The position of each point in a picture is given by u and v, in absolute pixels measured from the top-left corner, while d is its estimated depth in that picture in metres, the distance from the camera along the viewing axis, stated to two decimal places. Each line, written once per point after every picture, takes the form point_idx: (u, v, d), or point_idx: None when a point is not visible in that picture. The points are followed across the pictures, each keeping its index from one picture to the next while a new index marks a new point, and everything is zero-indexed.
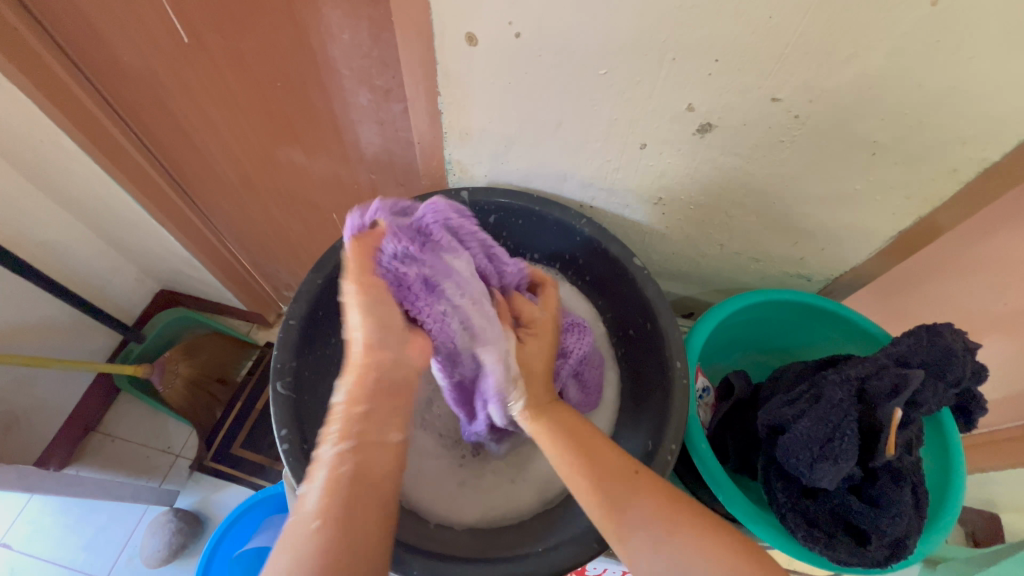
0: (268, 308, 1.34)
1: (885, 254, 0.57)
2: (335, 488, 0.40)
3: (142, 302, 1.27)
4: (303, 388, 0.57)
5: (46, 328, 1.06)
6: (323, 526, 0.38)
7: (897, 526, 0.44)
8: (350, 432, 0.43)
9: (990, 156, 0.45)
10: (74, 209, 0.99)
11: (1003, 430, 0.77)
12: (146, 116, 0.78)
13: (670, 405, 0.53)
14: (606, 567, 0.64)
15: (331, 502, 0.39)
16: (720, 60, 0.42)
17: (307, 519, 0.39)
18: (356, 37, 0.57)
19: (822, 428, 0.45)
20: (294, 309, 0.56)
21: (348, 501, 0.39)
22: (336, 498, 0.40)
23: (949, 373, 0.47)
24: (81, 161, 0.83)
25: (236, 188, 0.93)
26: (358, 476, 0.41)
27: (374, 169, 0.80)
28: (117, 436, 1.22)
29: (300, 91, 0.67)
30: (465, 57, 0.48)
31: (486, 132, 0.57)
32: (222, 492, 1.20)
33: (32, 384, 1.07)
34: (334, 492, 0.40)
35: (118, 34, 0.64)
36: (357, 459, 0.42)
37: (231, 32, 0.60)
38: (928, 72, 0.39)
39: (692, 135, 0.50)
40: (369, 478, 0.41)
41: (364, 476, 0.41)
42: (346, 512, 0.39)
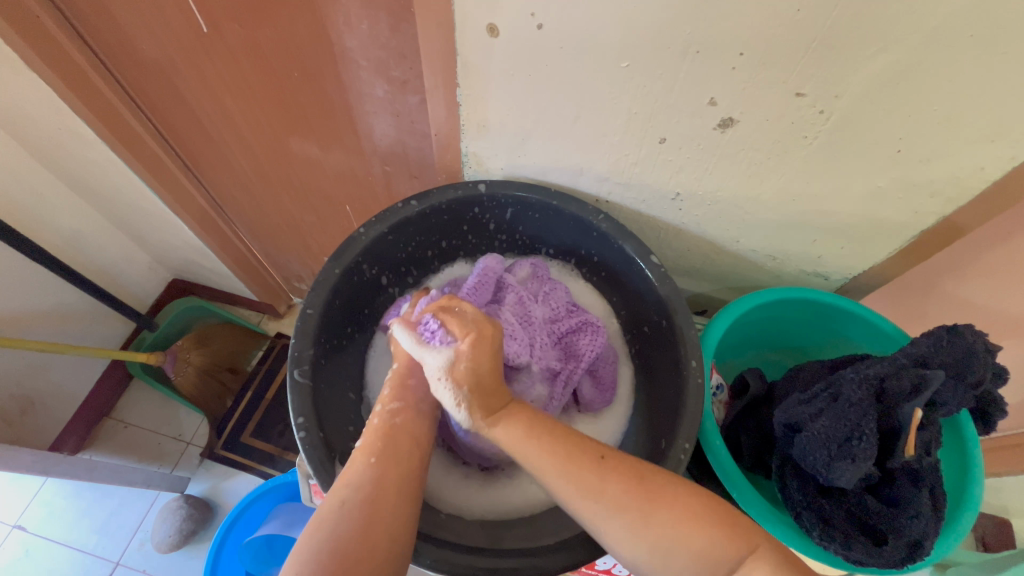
0: (278, 299, 1.35)
1: (905, 254, 0.57)
2: (380, 435, 0.48)
3: (154, 290, 1.29)
4: (319, 377, 0.57)
5: (62, 315, 1.08)
6: (378, 462, 0.45)
7: (915, 528, 0.44)
8: (397, 395, 0.53)
9: (1017, 156, 0.44)
10: (91, 197, 1.00)
11: (1018, 435, 0.76)
12: (164, 106, 0.79)
13: (686, 402, 0.53)
14: (616, 564, 0.62)
15: (379, 444, 0.47)
16: (744, 53, 0.42)
17: (361, 458, 0.46)
18: (375, 27, 0.56)
19: (840, 428, 0.45)
20: (312, 298, 0.56)
21: (391, 446, 0.47)
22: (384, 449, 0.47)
23: (971, 374, 0.46)
24: (98, 150, 0.84)
25: (250, 179, 0.94)
26: (401, 429, 0.49)
27: (388, 161, 0.80)
28: (129, 422, 1.24)
29: (317, 82, 0.67)
30: (484, 47, 0.48)
31: (503, 125, 0.57)
32: (232, 480, 1.21)
33: (48, 370, 1.08)
34: (383, 438, 0.48)
35: (137, 23, 0.64)
36: (401, 413, 0.51)
37: (250, 22, 0.61)
38: (958, 68, 0.39)
39: (712, 130, 0.49)
40: (411, 434, 0.49)
41: (405, 432, 0.49)
42: (394, 454, 0.47)
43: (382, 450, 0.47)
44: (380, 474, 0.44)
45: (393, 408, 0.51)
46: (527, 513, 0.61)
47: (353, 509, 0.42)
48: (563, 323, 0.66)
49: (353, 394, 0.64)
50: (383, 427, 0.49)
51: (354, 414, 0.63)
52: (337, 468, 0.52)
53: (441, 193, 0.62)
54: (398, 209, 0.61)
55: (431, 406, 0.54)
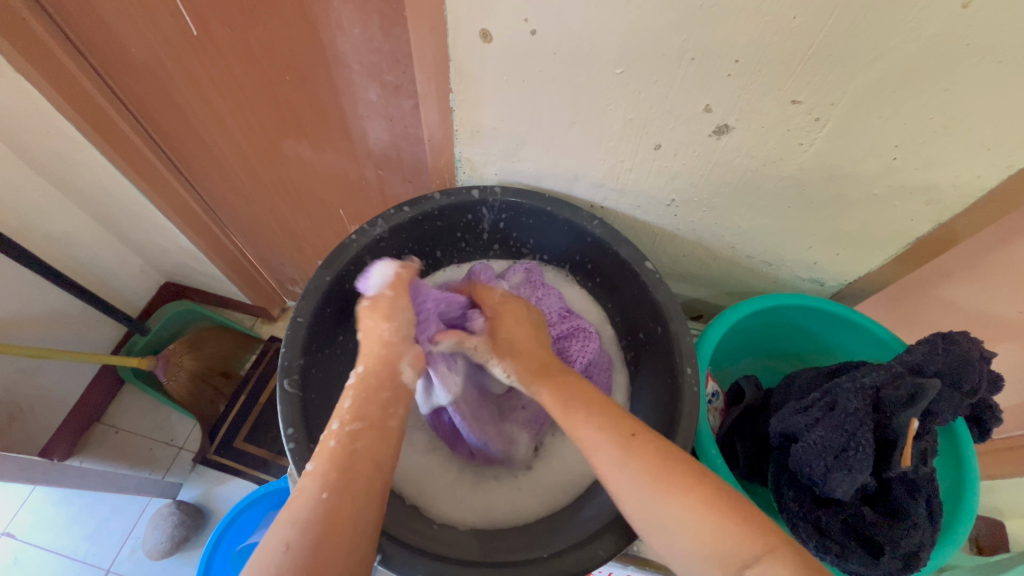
0: (271, 302, 1.33)
1: (902, 260, 0.56)
2: (336, 463, 0.42)
3: (146, 294, 1.27)
4: (310, 386, 0.56)
5: (51, 319, 1.06)
6: (330, 498, 0.40)
7: (912, 539, 0.44)
8: (360, 412, 0.46)
9: (1013, 163, 0.44)
10: (80, 200, 0.99)
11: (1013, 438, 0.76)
12: (154, 109, 0.78)
13: (681, 411, 0.52)
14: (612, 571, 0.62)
15: (333, 474, 0.41)
16: (740, 60, 0.41)
17: (311, 490, 0.40)
18: (367, 31, 0.56)
19: (837, 438, 0.44)
20: (302, 306, 0.55)
21: (346, 475, 0.41)
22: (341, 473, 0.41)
23: (964, 382, 0.46)
24: (87, 153, 0.83)
25: (242, 182, 0.93)
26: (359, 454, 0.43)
27: (382, 164, 0.80)
28: (120, 428, 1.23)
29: (309, 85, 0.67)
30: (478, 53, 0.47)
31: (498, 130, 0.56)
32: (225, 486, 1.20)
33: (37, 376, 1.07)
34: (338, 467, 0.42)
35: (126, 25, 0.63)
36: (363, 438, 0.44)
37: (240, 25, 0.60)
38: (955, 77, 0.38)
39: (708, 136, 0.49)
40: (371, 457, 0.43)
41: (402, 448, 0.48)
42: (346, 488, 0.41)
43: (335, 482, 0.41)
44: (336, 507, 0.39)
45: (351, 431, 0.44)
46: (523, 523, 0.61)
47: (299, 548, 0.37)
48: (555, 328, 0.66)
49: (344, 401, 0.64)
50: (339, 453, 0.43)
51: None
52: None
53: (433, 199, 0.61)
54: (390, 216, 0.60)
55: (399, 420, 0.48)
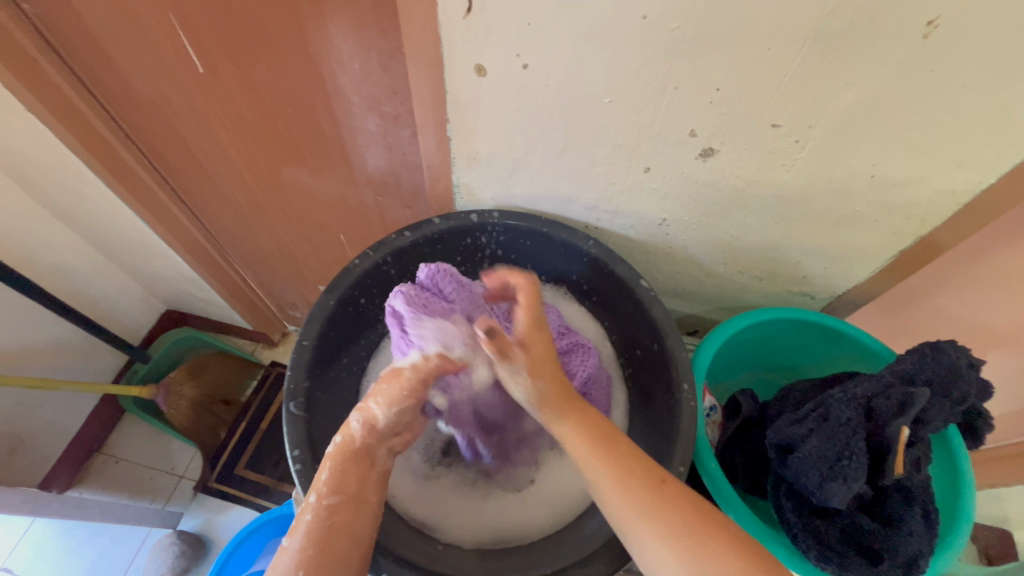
0: (272, 327, 1.34)
1: (887, 272, 0.58)
2: (319, 535, 0.44)
3: (147, 322, 1.28)
4: (314, 408, 0.57)
5: (54, 349, 1.07)
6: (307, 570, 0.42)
7: (908, 546, 0.44)
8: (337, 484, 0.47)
9: (986, 178, 0.46)
10: (85, 231, 1.01)
11: None
12: (159, 141, 0.80)
13: (678, 425, 0.53)
14: None
15: (312, 550, 0.43)
16: (720, 88, 0.44)
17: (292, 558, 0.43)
18: (367, 66, 0.59)
19: (831, 447, 0.45)
20: (307, 330, 0.57)
21: (329, 546, 0.43)
22: (319, 546, 0.43)
23: (955, 391, 0.47)
24: (93, 185, 0.85)
25: (244, 211, 0.95)
26: (339, 527, 0.45)
27: (381, 190, 0.82)
28: (120, 457, 1.22)
29: (310, 116, 0.69)
30: (473, 85, 0.50)
31: (493, 157, 0.58)
32: (226, 514, 1.19)
33: (38, 406, 1.07)
34: (318, 539, 0.43)
35: (136, 65, 0.66)
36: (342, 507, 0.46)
37: (245, 63, 0.63)
38: (924, 99, 0.41)
39: (695, 159, 0.51)
40: (349, 531, 0.45)
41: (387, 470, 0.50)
42: (329, 559, 0.43)
43: (315, 556, 0.43)
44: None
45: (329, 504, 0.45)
46: (525, 541, 0.61)
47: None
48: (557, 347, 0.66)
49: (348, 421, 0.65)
50: (321, 526, 0.44)
51: None
52: None
53: (432, 224, 0.63)
54: (391, 240, 0.62)
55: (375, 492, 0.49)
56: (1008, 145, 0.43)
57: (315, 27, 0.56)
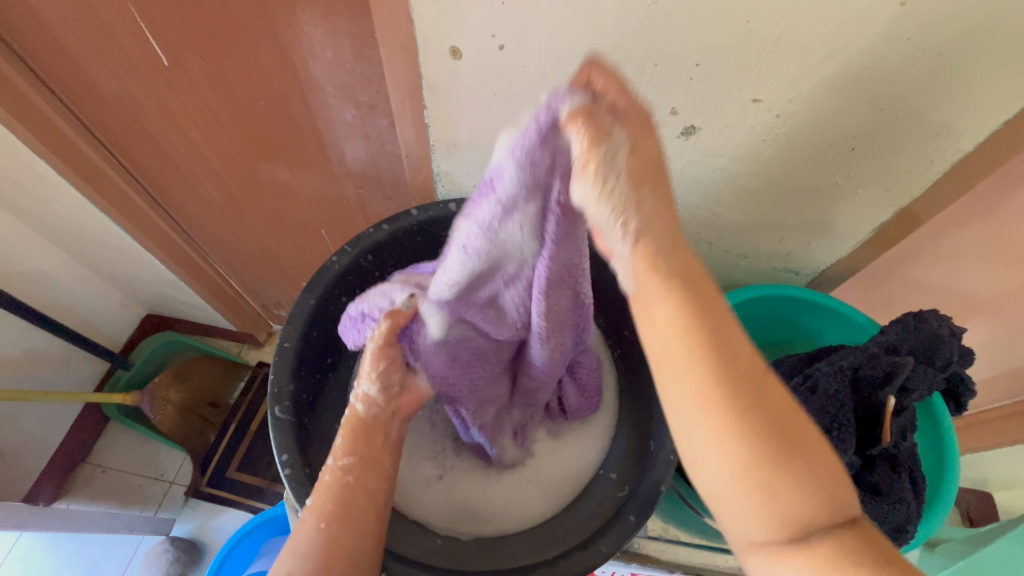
0: (257, 327, 1.32)
1: (869, 246, 0.59)
2: (336, 498, 0.44)
3: (127, 328, 1.25)
4: (301, 410, 0.55)
5: (31, 360, 1.04)
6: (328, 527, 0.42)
7: (900, 512, 0.45)
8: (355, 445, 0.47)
9: (963, 147, 0.46)
10: (56, 238, 0.98)
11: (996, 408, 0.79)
12: (127, 140, 0.77)
13: None
14: (615, 570, 0.66)
15: (333, 506, 0.44)
16: (700, 64, 0.43)
17: (312, 519, 0.43)
18: (339, 54, 0.57)
19: (820, 420, 0.46)
20: (288, 331, 0.55)
21: (347, 508, 0.43)
22: (337, 504, 0.44)
23: (937, 357, 0.48)
24: (61, 188, 0.82)
25: (221, 209, 0.93)
26: (357, 488, 0.45)
27: (361, 183, 0.80)
28: (107, 466, 1.20)
29: (284, 109, 0.67)
30: (449, 70, 0.48)
31: (474, 143, 0.57)
32: (220, 517, 1.18)
33: (18, 419, 1.04)
34: (337, 501, 0.44)
35: (97, 61, 0.63)
36: (357, 472, 0.46)
37: (212, 55, 0.61)
38: (901, 69, 0.41)
39: (677, 137, 0.50)
40: (366, 490, 0.45)
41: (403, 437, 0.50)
42: (347, 520, 0.43)
43: (336, 515, 0.43)
44: (333, 539, 0.42)
45: (346, 466, 0.45)
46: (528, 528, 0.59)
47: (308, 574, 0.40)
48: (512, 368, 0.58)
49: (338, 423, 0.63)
50: (339, 489, 0.44)
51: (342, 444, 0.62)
52: None
53: (409, 215, 0.61)
54: (369, 234, 0.60)
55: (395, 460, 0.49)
56: (985, 114, 0.43)
57: (283, 15, 0.54)
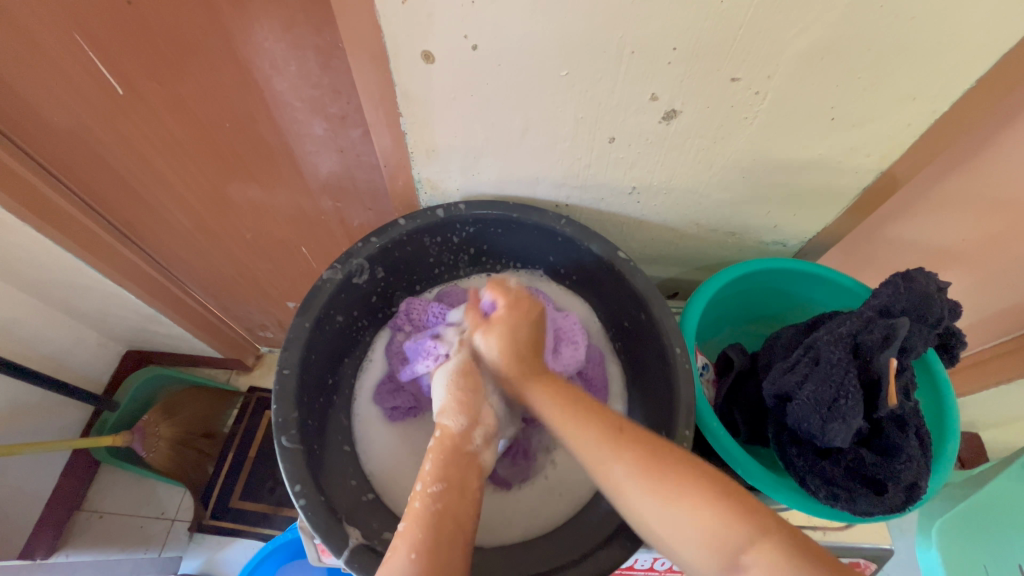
0: (244, 352, 1.28)
1: (852, 211, 0.59)
2: (424, 523, 0.41)
3: (108, 367, 1.21)
4: (307, 437, 0.53)
5: (11, 412, 1.00)
6: (419, 558, 0.38)
7: (910, 470, 0.46)
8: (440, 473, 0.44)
9: (938, 108, 0.47)
10: (22, 283, 0.93)
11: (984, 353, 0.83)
12: (87, 176, 0.74)
13: (679, 392, 0.53)
14: (638, 559, 0.61)
15: (420, 532, 0.40)
16: (677, 48, 0.43)
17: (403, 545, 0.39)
18: (304, 67, 0.55)
19: (827, 390, 0.46)
20: (286, 358, 0.53)
21: (437, 533, 0.40)
22: (427, 532, 0.40)
23: (930, 316, 0.49)
24: (22, 232, 0.78)
25: (194, 236, 0.90)
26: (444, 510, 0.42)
27: (338, 196, 0.78)
28: (104, 511, 1.16)
29: (251, 128, 0.65)
30: (422, 75, 0.47)
31: (453, 147, 0.56)
32: (228, 549, 1.15)
33: (4, 475, 1.00)
34: (425, 528, 0.40)
35: (45, 96, 0.60)
36: (446, 496, 0.43)
37: (169, 79, 0.58)
38: (873, 37, 0.41)
39: (658, 123, 0.50)
40: (454, 517, 0.41)
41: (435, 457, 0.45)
42: (437, 545, 0.39)
43: (425, 541, 0.39)
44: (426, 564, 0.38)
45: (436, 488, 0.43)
46: (549, 529, 0.59)
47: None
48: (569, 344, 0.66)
49: (346, 444, 0.62)
50: (427, 511, 0.41)
51: (352, 465, 0.60)
52: (347, 528, 0.49)
53: (398, 225, 0.60)
54: (359, 249, 0.58)
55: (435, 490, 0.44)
56: (957, 74, 0.44)
57: (241, 31, 0.52)
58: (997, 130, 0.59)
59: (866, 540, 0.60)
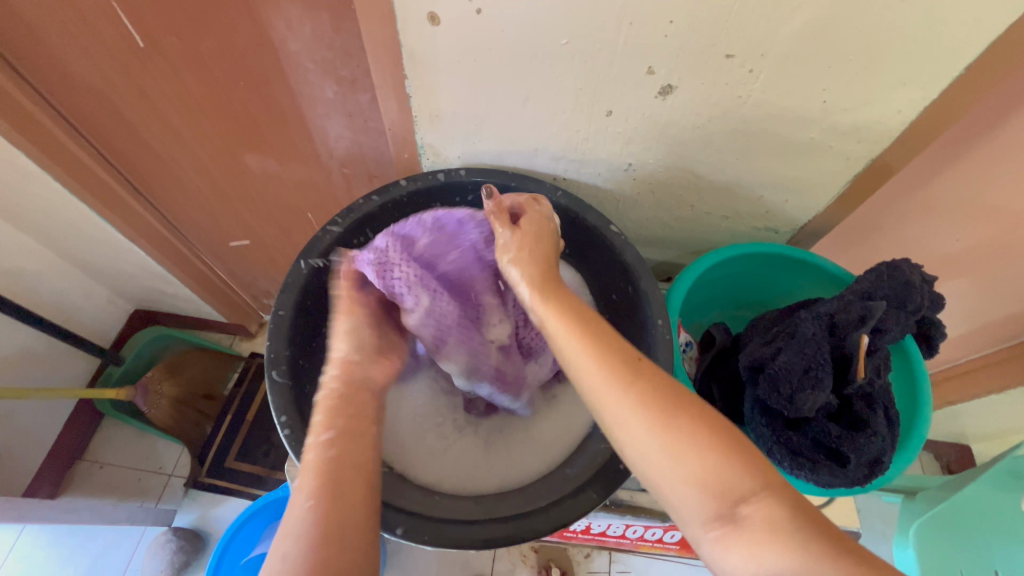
0: (248, 318, 1.31)
1: (843, 200, 0.61)
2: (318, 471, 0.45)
3: (116, 324, 1.25)
4: (298, 375, 0.56)
5: (21, 358, 1.04)
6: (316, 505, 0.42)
7: (872, 446, 0.47)
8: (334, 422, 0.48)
9: (929, 95, 0.48)
10: (38, 233, 0.96)
11: (978, 360, 0.83)
12: (110, 132, 0.77)
13: (657, 360, 0.55)
14: (610, 522, 0.66)
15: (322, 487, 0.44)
16: (674, 20, 0.44)
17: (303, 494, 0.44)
18: (317, 28, 0.57)
19: (798, 361, 0.48)
20: (283, 300, 0.56)
21: (336, 481, 0.44)
22: (323, 480, 0.44)
23: (909, 302, 0.50)
24: (41, 181, 0.81)
25: (207, 198, 0.92)
26: (338, 461, 0.46)
27: (347, 163, 0.80)
28: (104, 462, 1.20)
29: (265, 88, 0.67)
30: (428, 36, 0.48)
31: (455, 113, 0.58)
32: (221, 506, 1.19)
33: (11, 417, 1.04)
34: (320, 476, 0.44)
35: (72, 48, 0.62)
36: (336, 445, 0.47)
37: (188, 33, 0.60)
38: (866, 17, 0.42)
39: (655, 98, 0.51)
40: None
41: None
42: (334, 491, 0.44)
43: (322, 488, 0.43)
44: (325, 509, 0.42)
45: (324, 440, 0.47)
46: (526, 482, 0.61)
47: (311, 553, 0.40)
48: None
49: None
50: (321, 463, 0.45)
51: None
52: None
53: (401, 186, 0.62)
54: (360, 206, 0.61)
55: None
56: (947, 60, 0.45)
57: None
58: (993, 128, 0.59)
59: (835, 522, 0.61)
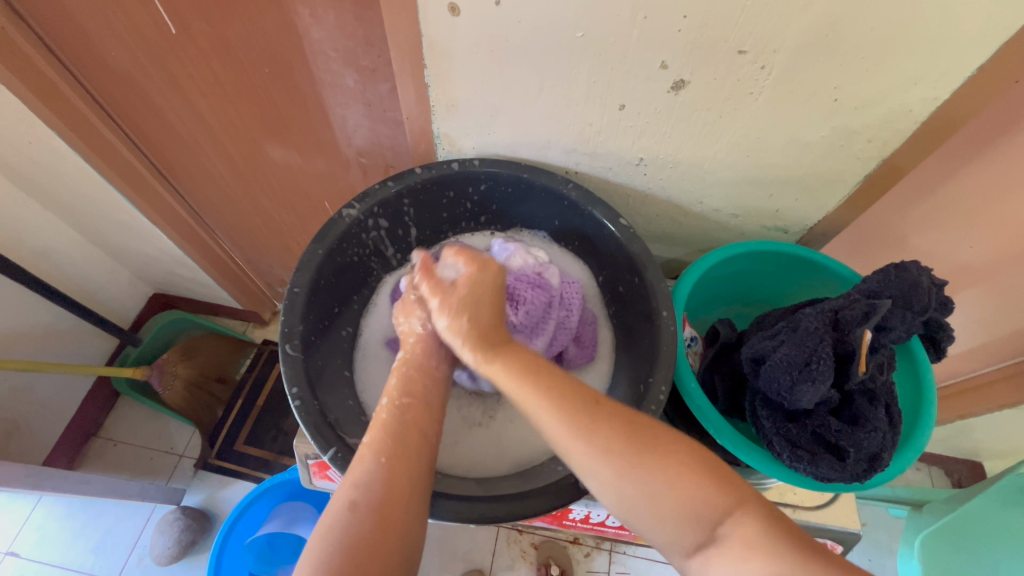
0: (262, 305, 1.34)
1: (852, 201, 0.61)
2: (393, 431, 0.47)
3: (135, 306, 1.28)
4: (310, 350, 0.58)
5: (44, 334, 1.07)
6: (388, 461, 0.45)
7: (873, 440, 0.47)
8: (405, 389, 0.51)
9: (940, 95, 0.49)
10: (66, 214, 1.00)
11: (990, 371, 0.82)
12: (137, 114, 0.79)
13: (660, 349, 0.55)
14: (609, 513, 0.67)
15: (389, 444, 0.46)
16: (687, 15, 0.45)
17: (370, 457, 0.45)
18: (341, 17, 0.59)
19: (800, 354, 0.48)
20: (298, 277, 0.57)
21: (399, 438, 0.46)
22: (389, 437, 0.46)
23: (915, 301, 0.50)
24: (71, 162, 0.84)
25: (228, 185, 0.95)
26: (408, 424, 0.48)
27: (364, 153, 0.83)
28: (118, 440, 1.24)
29: (288, 76, 0.69)
30: (448, 27, 0.50)
31: (472, 103, 0.59)
32: (228, 488, 1.21)
33: (31, 390, 1.07)
34: (389, 433, 0.47)
35: (107, 31, 0.65)
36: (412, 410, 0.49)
37: (217, 19, 0.62)
38: (877, 15, 0.43)
39: (667, 92, 0.52)
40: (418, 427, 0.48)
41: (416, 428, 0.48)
42: (403, 450, 0.46)
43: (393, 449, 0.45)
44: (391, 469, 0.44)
45: (403, 404, 0.49)
46: (534, 463, 0.62)
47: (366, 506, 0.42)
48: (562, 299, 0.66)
49: (346, 369, 0.66)
50: (392, 428, 0.47)
51: (350, 389, 0.65)
52: (335, 434, 0.52)
53: (417, 173, 0.63)
54: (376, 190, 0.62)
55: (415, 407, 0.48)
56: (959, 60, 0.45)
57: None
58: (1003, 132, 0.60)
59: (837, 524, 0.61)
